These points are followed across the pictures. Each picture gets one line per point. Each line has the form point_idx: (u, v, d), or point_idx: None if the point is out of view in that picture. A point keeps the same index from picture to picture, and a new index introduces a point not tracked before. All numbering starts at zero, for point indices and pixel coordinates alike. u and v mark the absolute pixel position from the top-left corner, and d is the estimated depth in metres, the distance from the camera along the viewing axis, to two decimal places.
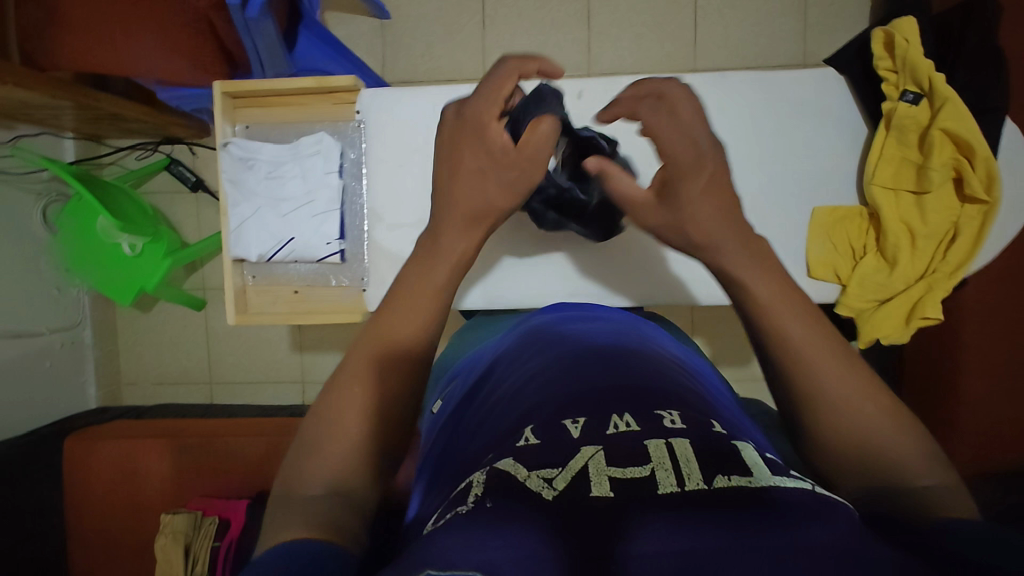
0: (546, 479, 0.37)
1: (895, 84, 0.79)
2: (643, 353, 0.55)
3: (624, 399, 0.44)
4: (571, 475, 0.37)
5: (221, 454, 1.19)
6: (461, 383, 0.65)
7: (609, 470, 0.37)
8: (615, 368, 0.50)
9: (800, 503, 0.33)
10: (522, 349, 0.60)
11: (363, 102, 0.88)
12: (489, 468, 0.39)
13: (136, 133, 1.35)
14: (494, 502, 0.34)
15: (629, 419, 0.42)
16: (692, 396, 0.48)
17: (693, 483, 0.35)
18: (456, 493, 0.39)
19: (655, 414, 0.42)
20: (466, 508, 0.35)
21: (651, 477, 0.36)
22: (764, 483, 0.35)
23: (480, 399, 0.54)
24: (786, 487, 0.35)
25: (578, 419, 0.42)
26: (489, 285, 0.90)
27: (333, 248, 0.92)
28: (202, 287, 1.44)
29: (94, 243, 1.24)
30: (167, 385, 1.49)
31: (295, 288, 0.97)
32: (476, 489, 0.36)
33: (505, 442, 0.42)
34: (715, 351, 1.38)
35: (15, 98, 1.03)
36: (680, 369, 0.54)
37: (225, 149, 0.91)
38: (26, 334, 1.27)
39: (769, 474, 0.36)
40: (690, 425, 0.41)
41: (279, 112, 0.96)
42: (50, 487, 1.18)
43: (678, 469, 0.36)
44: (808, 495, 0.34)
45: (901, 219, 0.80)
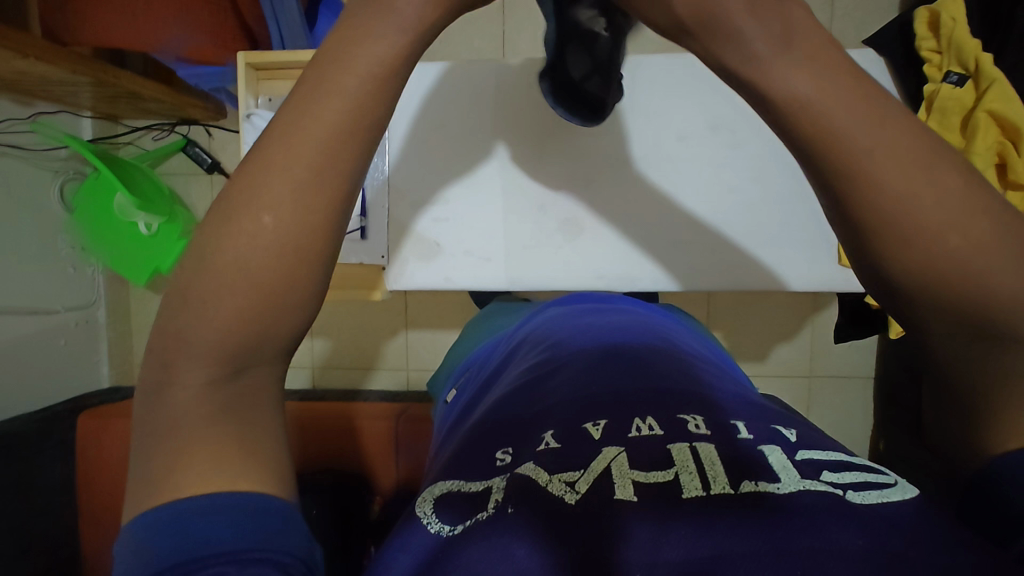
0: (568, 483, 0.36)
1: (939, 65, 0.78)
2: (663, 351, 0.53)
3: (645, 403, 0.43)
4: (593, 478, 0.36)
5: None
6: (474, 377, 0.64)
7: (632, 473, 0.36)
8: (634, 369, 0.48)
9: (828, 506, 0.32)
10: (536, 342, 0.59)
11: None
12: (510, 474, 0.38)
13: (152, 113, 1.35)
14: (516, 507, 0.34)
15: (651, 422, 0.41)
16: (715, 392, 0.47)
17: (718, 486, 0.34)
18: (471, 492, 0.38)
19: (677, 419, 0.41)
20: (486, 515, 0.35)
21: (675, 481, 0.35)
22: (792, 489, 0.34)
23: (494, 394, 0.53)
24: (815, 492, 0.34)
25: (599, 422, 0.41)
26: (513, 266, 0.90)
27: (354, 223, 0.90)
28: None
29: (110, 222, 1.23)
30: None
31: None
32: (496, 494, 0.36)
33: (523, 446, 0.41)
34: (731, 345, 1.37)
35: (36, 73, 1.02)
36: (701, 364, 0.53)
37: (248, 120, 0.90)
38: (41, 310, 1.27)
39: (798, 477, 0.35)
40: (714, 429, 0.40)
41: None
42: (61, 463, 1.18)
43: (703, 473, 0.35)
44: (838, 498, 0.33)
45: None
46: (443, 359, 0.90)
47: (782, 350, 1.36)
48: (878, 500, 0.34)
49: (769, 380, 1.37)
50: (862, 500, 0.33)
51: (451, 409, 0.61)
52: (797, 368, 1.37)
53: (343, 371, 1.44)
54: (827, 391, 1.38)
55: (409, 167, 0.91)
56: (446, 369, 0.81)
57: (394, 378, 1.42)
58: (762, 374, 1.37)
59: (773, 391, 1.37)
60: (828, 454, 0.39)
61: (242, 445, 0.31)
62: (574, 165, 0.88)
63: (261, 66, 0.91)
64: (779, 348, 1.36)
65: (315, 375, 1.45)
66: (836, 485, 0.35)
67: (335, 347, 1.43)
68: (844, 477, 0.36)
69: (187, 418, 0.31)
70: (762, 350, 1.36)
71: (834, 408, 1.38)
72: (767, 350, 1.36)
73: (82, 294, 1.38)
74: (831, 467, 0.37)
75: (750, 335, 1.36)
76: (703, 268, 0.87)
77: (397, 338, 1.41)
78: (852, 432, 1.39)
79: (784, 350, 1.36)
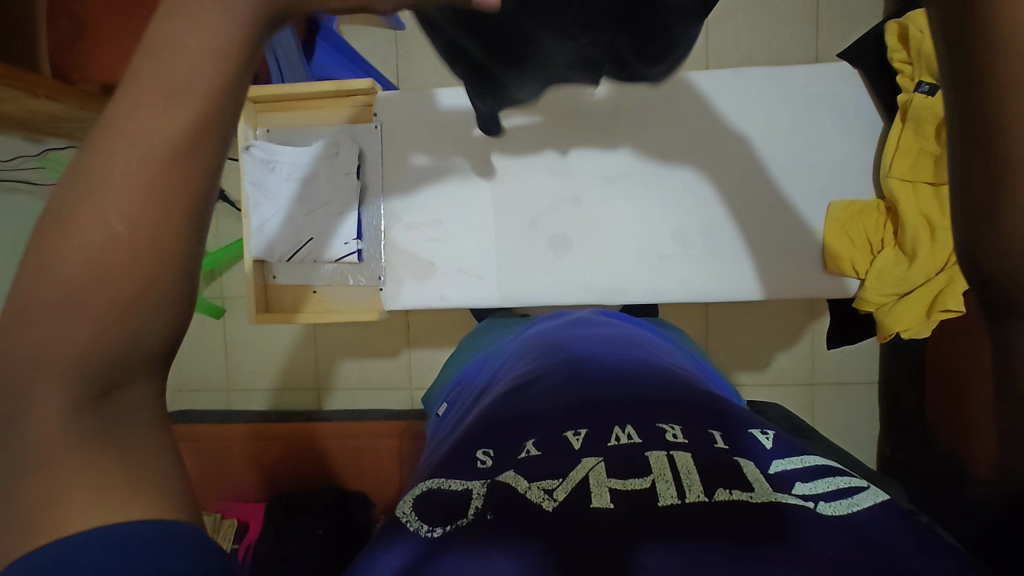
0: (546, 490, 0.37)
1: (911, 75, 0.76)
2: (647, 363, 0.54)
3: (627, 413, 0.44)
4: (571, 486, 0.38)
5: (240, 459, 1.24)
6: (466, 391, 0.65)
7: (609, 481, 0.38)
8: (617, 380, 0.50)
9: (797, 516, 0.34)
10: (525, 356, 0.60)
11: (380, 108, 0.92)
12: (490, 481, 0.39)
13: None
14: (495, 514, 0.36)
15: (631, 431, 0.42)
16: (697, 399, 0.48)
17: (693, 495, 0.36)
18: (452, 495, 0.39)
19: (657, 429, 0.42)
20: (467, 521, 0.36)
21: (651, 489, 0.37)
22: (766, 499, 0.35)
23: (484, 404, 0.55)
24: (788, 504, 0.35)
25: (580, 430, 0.43)
26: (505, 283, 0.92)
27: (350, 248, 0.93)
28: (221, 295, 1.49)
29: None
30: (188, 391, 1.54)
31: (314, 288, 0.97)
32: (476, 501, 0.38)
33: (505, 452, 0.43)
34: (729, 355, 1.38)
35: (46, 111, 1.07)
36: (686, 376, 0.54)
37: (248, 151, 0.93)
38: None
39: (770, 489, 0.36)
40: (692, 439, 0.41)
41: (301, 116, 0.97)
42: None
43: (678, 481, 0.37)
44: (806, 509, 0.34)
45: (921, 212, 0.75)
46: (437, 376, 0.92)
47: (782, 358, 1.37)
48: (846, 509, 0.35)
49: (771, 388, 1.38)
50: (832, 512, 0.34)
51: (443, 422, 0.62)
52: (799, 374, 1.37)
53: (348, 392, 1.46)
54: (831, 398, 1.38)
55: (403, 192, 0.94)
56: (439, 385, 0.81)
57: (399, 398, 1.44)
58: (762, 383, 1.38)
59: (773, 399, 1.38)
60: (804, 462, 0.40)
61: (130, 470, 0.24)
62: (562, 185, 0.90)
63: (260, 99, 0.94)
64: (779, 356, 1.37)
65: (321, 396, 1.47)
66: (806, 497, 0.36)
67: (338, 370, 1.46)
68: (814, 488, 0.37)
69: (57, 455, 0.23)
70: (762, 358, 1.37)
71: (837, 415, 1.38)
72: (767, 358, 1.37)
73: None
74: (804, 478, 0.38)
75: (751, 344, 1.37)
76: (688, 281, 0.88)
77: (400, 358, 1.43)
78: (857, 440, 1.38)
79: (784, 358, 1.37)
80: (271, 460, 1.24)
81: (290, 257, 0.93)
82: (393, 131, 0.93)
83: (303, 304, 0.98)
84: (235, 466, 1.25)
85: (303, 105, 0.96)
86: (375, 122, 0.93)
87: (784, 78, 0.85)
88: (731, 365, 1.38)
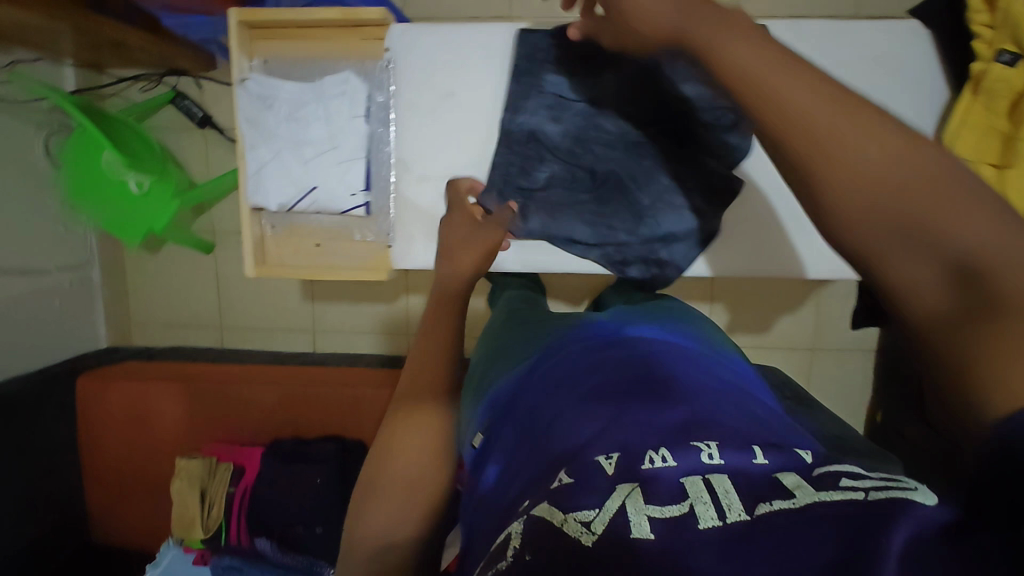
0: (583, 523, 0.35)
1: (988, 41, 0.69)
2: (679, 380, 0.53)
3: (659, 435, 0.44)
4: (608, 518, 0.35)
5: (234, 401, 1.23)
6: (489, 404, 0.62)
7: (648, 509, 0.35)
8: (644, 400, 0.49)
9: (845, 512, 0.31)
10: (549, 371, 0.59)
11: (392, 38, 0.82)
12: (526, 517, 0.39)
13: (139, 63, 1.32)
14: (534, 556, 0.34)
15: (665, 453, 0.41)
16: (732, 418, 0.47)
17: (734, 514, 0.33)
18: (499, 546, 0.39)
19: (692, 447, 0.41)
20: (506, 564, 0.36)
21: (691, 512, 0.34)
22: (807, 502, 0.33)
23: (513, 425, 0.55)
24: (833, 500, 0.32)
25: (611, 454, 0.42)
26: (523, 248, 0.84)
27: (357, 200, 0.87)
28: (210, 230, 1.44)
29: (99, 181, 1.23)
30: (177, 328, 1.51)
31: (317, 241, 0.91)
32: (514, 540, 0.37)
33: (539, 490, 0.42)
34: (732, 318, 1.36)
35: (9, 18, 0.96)
36: (718, 388, 0.53)
37: (242, 85, 0.84)
38: (32, 271, 1.28)
39: (813, 492, 0.34)
40: (729, 460, 0.40)
41: (301, 46, 0.87)
42: (61, 426, 1.22)
43: (718, 501, 0.35)
44: (857, 500, 0.32)
45: None
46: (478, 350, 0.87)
47: (787, 322, 1.35)
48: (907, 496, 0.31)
49: (770, 353, 1.37)
50: (881, 496, 0.32)
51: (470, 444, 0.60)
52: (800, 339, 1.36)
53: (345, 335, 1.43)
54: (831, 364, 1.37)
55: (413, 139, 0.84)
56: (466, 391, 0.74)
57: (396, 344, 1.41)
58: (762, 347, 1.37)
59: (774, 362, 1.37)
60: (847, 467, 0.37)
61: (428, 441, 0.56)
62: None
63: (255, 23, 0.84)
64: (783, 321, 1.35)
65: (316, 338, 1.45)
66: (856, 488, 0.33)
67: (333, 313, 1.43)
68: (863, 483, 0.34)
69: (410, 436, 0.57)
70: (766, 321, 1.36)
71: (836, 382, 1.38)
72: (770, 321, 1.36)
73: (73, 254, 1.38)
74: (850, 473, 0.35)
75: (754, 308, 1.35)
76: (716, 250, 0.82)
77: (398, 303, 1.39)
78: (852, 405, 1.39)
79: (787, 323, 1.35)
80: (266, 405, 1.22)
81: (292, 206, 0.87)
82: (408, 70, 0.83)
83: (305, 257, 0.92)
84: (230, 407, 1.23)
85: (303, 34, 0.86)
86: (387, 59, 0.84)
87: (841, 38, 0.77)
88: (733, 328, 1.37)
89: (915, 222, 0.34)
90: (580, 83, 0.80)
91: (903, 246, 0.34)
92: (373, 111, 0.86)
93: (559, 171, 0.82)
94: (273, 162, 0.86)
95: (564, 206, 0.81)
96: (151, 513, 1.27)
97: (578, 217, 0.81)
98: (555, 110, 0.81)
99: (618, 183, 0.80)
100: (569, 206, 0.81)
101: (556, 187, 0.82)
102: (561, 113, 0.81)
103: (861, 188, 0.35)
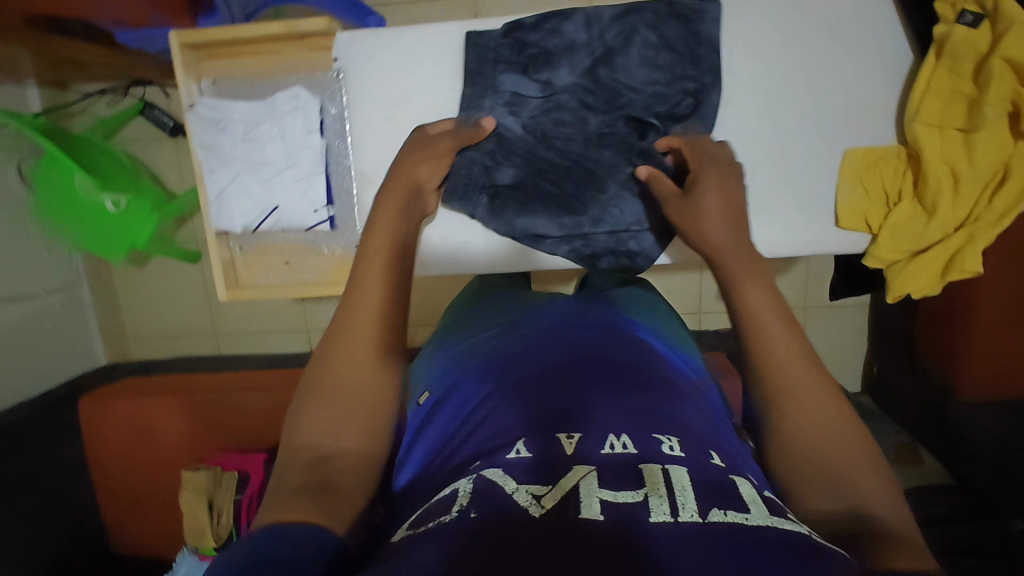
0: (534, 495, 0.39)
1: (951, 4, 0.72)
2: (647, 366, 0.54)
3: (621, 420, 0.46)
4: (560, 495, 0.39)
5: (233, 409, 1.25)
6: (447, 372, 0.62)
7: (601, 492, 0.38)
8: (604, 383, 0.50)
9: (791, 544, 0.35)
10: (514, 342, 0.60)
11: (340, 47, 0.81)
12: (476, 477, 0.41)
13: (102, 77, 1.29)
14: (479, 513, 0.37)
15: (625, 440, 0.44)
16: (694, 416, 0.49)
17: (687, 514, 0.37)
18: (442, 498, 0.41)
19: (653, 440, 0.44)
20: (450, 518, 0.38)
21: (644, 502, 0.38)
22: (760, 522, 0.37)
23: (471, 388, 0.55)
24: (782, 527, 0.37)
25: (572, 435, 0.44)
26: (494, 248, 0.84)
27: (321, 216, 0.87)
28: (194, 240, 1.43)
29: (74, 202, 1.22)
30: (172, 339, 1.52)
31: (287, 258, 0.92)
32: (462, 497, 0.39)
33: (494, 456, 0.43)
34: None
35: None
36: (683, 384, 0.55)
37: (192, 110, 0.84)
38: (22, 297, 1.28)
39: (767, 513, 0.38)
40: (689, 453, 0.43)
41: (249, 63, 0.88)
42: (70, 447, 1.24)
43: (673, 498, 0.38)
44: (802, 535, 0.36)
45: (945, 161, 0.72)
46: (453, 306, 0.82)
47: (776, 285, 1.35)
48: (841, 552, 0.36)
49: None
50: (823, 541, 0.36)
51: (421, 407, 0.60)
52: None
53: None
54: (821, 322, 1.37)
55: (371, 148, 0.83)
56: (424, 359, 0.73)
57: None
58: None
59: None
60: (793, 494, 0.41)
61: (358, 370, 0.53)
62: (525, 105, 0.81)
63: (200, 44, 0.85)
64: None
65: (310, 338, 1.46)
66: (800, 525, 0.38)
67: (324, 312, 1.43)
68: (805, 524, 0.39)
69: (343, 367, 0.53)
70: None
71: None
72: None
73: (61, 275, 1.38)
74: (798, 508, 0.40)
75: None
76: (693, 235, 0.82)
77: None
78: None
79: None
80: (265, 411, 1.24)
81: (256, 227, 0.88)
82: (362, 75, 0.82)
83: (276, 274, 0.93)
84: (229, 416, 1.26)
85: (249, 50, 0.86)
86: (336, 70, 0.83)
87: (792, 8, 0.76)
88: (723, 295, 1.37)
89: (821, 439, 0.48)
90: (536, 79, 0.79)
91: (819, 480, 0.46)
92: (327, 124, 0.86)
93: (524, 165, 0.79)
94: (231, 187, 0.87)
95: (531, 208, 0.80)
96: (166, 524, 1.30)
97: (545, 211, 0.80)
98: (512, 107, 0.79)
99: (580, 175, 0.80)
100: (527, 206, 0.80)
101: (522, 183, 0.80)
102: (520, 109, 0.79)
103: (810, 405, 0.50)
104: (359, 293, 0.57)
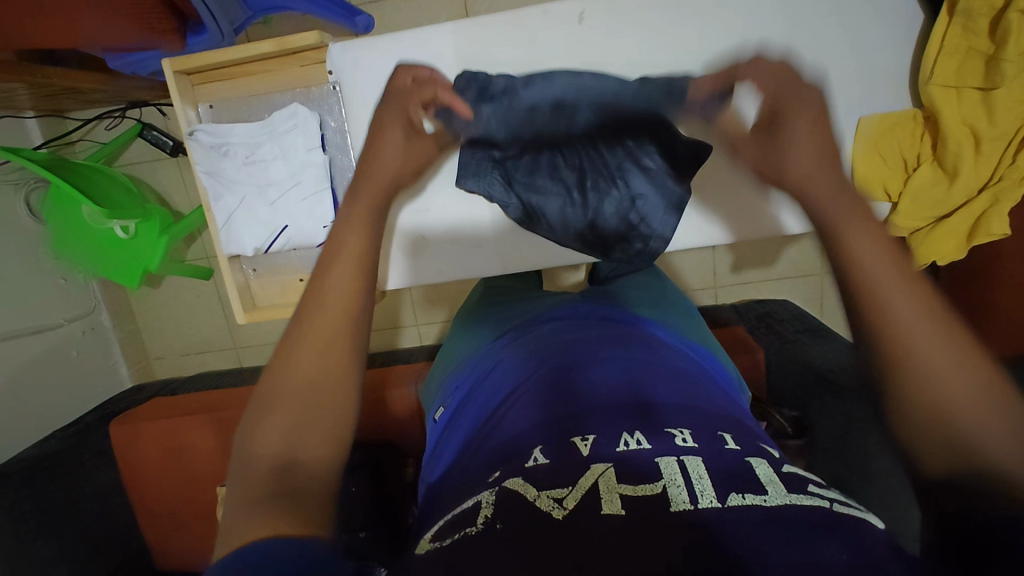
0: (556, 499, 0.38)
1: None
2: (656, 360, 0.54)
3: (634, 418, 0.45)
4: (580, 495, 0.38)
5: None
6: (459, 384, 0.63)
7: (620, 488, 0.38)
8: (616, 383, 0.50)
9: (813, 520, 0.35)
10: (526, 348, 0.59)
11: (334, 60, 0.80)
12: (498, 488, 0.40)
13: (99, 103, 1.29)
14: (505, 523, 0.37)
15: (640, 436, 0.43)
16: (707, 405, 0.48)
17: (706, 501, 0.36)
18: (463, 511, 0.40)
19: (665, 433, 0.43)
20: (476, 529, 0.37)
21: (663, 494, 0.37)
22: (779, 502, 0.36)
23: (487, 402, 0.55)
24: (803, 505, 0.36)
25: (587, 436, 0.44)
26: (504, 251, 0.85)
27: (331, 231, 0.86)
28: (205, 256, 1.44)
29: (86, 230, 1.23)
30: (194, 355, 1.54)
31: (300, 275, 0.92)
32: (485, 510, 0.39)
33: (512, 464, 0.43)
34: (736, 258, 1.34)
35: None
36: (696, 375, 0.54)
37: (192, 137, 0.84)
38: (45, 329, 1.30)
39: (784, 491, 0.37)
40: (702, 443, 0.42)
41: (244, 83, 0.87)
42: (107, 469, 1.27)
43: (691, 486, 0.38)
44: (824, 511, 0.36)
45: (964, 121, 0.71)
46: (461, 308, 0.83)
47: (792, 252, 1.33)
48: (856, 519, 0.36)
49: (779, 284, 1.34)
50: (841, 509, 0.37)
51: (438, 422, 0.61)
52: (807, 266, 1.34)
53: None
54: None
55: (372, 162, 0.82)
56: (438, 373, 0.74)
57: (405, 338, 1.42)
58: (770, 283, 1.35)
59: (784, 294, 1.35)
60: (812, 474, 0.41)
61: (321, 343, 0.48)
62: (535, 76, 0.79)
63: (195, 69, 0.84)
64: (788, 251, 1.33)
65: None
66: (822, 497, 0.38)
67: None
68: (827, 494, 0.38)
69: (303, 350, 0.48)
70: (770, 254, 1.33)
71: None
72: (775, 254, 1.33)
73: (80, 303, 1.40)
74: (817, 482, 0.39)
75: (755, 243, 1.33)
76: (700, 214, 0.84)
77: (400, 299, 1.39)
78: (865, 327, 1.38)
79: (793, 252, 1.33)
80: None
81: (268, 248, 0.88)
82: (357, 90, 0.81)
83: (291, 293, 0.92)
84: None
85: (243, 71, 0.86)
86: (331, 83, 0.82)
87: None
88: (738, 266, 1.35)
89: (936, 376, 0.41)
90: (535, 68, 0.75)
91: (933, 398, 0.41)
92: (329, 138, 0.86)
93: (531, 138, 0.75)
94: (238, 212, 0.87)
95: (538, 179, 0.77)
96: (206, 537, 1.33)
97: (553, 186, 0.78)
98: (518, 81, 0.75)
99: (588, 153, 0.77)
100: (534, 175, 0.77)
101: (528, 156, 0.76)
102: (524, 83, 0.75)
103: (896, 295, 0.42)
104: (331, 275, 0.50)
